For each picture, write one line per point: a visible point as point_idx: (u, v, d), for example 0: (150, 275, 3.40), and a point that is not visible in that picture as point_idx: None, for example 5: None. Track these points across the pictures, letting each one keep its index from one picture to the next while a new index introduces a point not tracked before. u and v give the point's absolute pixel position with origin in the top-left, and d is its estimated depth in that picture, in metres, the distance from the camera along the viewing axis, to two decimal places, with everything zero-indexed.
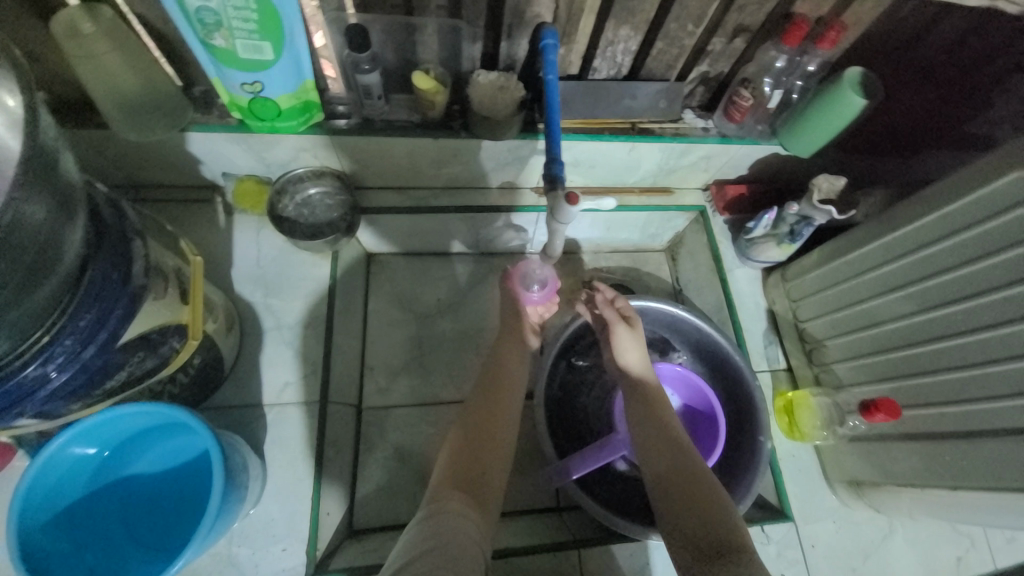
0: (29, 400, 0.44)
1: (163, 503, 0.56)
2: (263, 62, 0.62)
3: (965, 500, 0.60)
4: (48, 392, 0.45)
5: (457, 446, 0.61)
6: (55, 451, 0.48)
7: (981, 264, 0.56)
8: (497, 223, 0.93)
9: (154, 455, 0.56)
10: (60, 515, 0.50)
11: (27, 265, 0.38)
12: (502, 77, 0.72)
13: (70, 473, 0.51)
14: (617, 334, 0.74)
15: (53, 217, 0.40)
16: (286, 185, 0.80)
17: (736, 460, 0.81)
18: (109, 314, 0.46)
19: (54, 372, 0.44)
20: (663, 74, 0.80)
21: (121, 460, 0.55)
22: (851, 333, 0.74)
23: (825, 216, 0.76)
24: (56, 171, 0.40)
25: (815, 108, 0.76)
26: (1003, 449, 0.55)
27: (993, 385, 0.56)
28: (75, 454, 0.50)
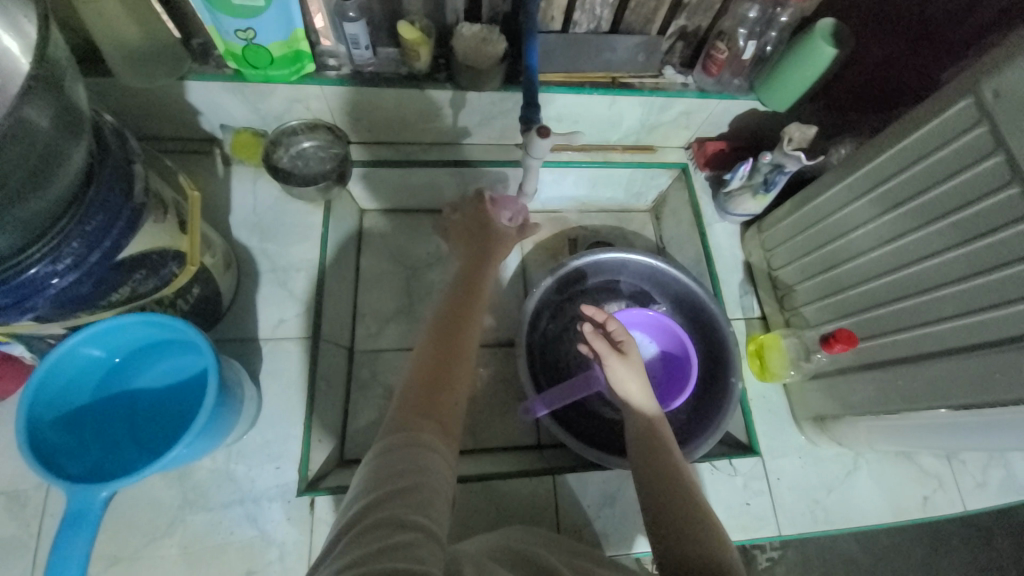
0: (37, 297, 0.49)
1: (163, 412, 0.61)
2: (255, 8, 0.65)
3: (921, 421, 0.64)
4: (55, 291, 0.50)
5: (424, 368, 0.59)
6: (69, 348, 0.53)
7: (932, 193, 0.59)
8: (484, 178, 0.96)
9: (155, 368, 0.61)
10: (69, 412, 0.55)
11: (32, 167, 0.42)
12: (484, 29, 0.75)
13: (76, 376, 0.56)
14: (611, 368, 0.65)
15: (59, 128, 0.44)
16: (281, 136, 0.84)
17: (707, 401, 0.86)
18: (116, 229, 0.51)
19: (61, 273, 0.49)
20: (643, 28, 0.82)
21: (125, 369, 0.60)
22: (818, 275, 0.78)
23: (796, 163, 0.80)
24: (64, 89, 0.44)
25: (790, 59, 0.79)
26: (945, 366, 0.58)
27: (938, 308, 0.60)
28: (85, 356, 0.55)
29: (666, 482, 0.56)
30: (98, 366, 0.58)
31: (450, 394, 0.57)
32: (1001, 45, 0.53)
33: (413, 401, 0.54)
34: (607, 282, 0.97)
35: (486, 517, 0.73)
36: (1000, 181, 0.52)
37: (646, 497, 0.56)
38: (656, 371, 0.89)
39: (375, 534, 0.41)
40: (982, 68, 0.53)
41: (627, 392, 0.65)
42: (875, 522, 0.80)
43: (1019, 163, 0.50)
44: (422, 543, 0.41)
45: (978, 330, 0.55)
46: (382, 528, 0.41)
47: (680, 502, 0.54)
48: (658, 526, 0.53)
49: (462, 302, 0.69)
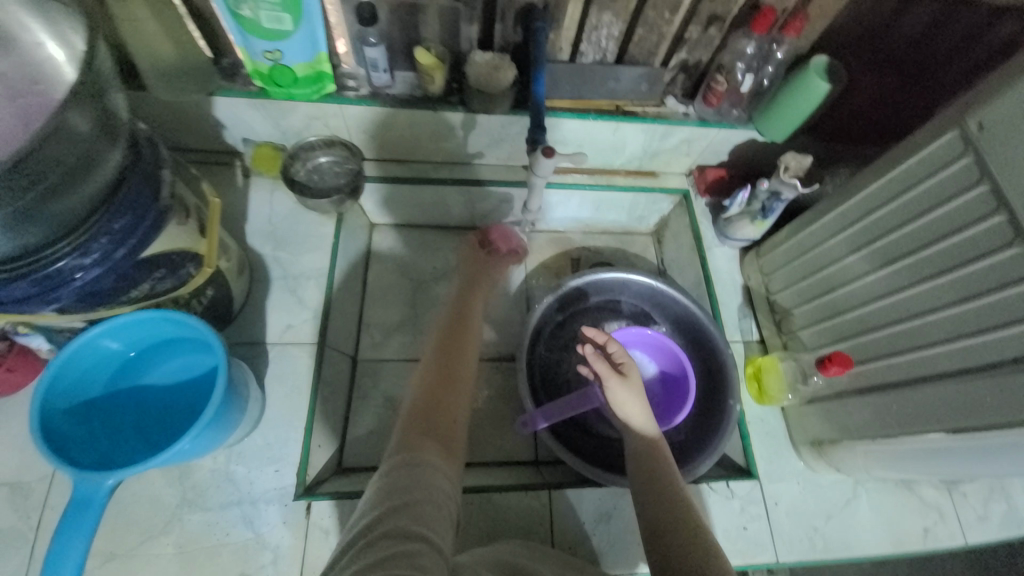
0: (61, 289, 0.51)
1: (170, 410, 0.62)
2: (284, 32, 0.70)
3: (914, 446, 0.64)
4: (78, 284, 0.52)
5: (425, 385, 0.61)
6: (87, 339, 0.55)
7: (920, 221, 0.61)
8: (491, 198, 1.00)
9: (166, 365, 0.63)
10: (81, 402, 0.57)
11: (71, 168, 0.45)
12: (496, 57, 0.79)
13: (92, 366, 0.58)
14: (611, 391, 0.65)
15: (95, 131, 0.47)
16: (298, 151, 0.88)
17: (705, 422, 0.86)
18: (141, 230, 0.54)
19: (87, 267, 0.52)
20: (646, 60, 0.87)
21: (138, 363, 0.62)
22: (814, 299, 0.79)
23: (792, 190, 0.83)
24: (104, 97, 0.48)
25: (785, 92, 0.82)
26: (938, 391, 0.59)
27: (930, 332, 0.61)
28: (101, 347, 0.58)
29: (667, 499, 0.56)
30: (112, 358, 0.60)
31: (450, 411, 0.58)
32: (985, 81, 0.56)
33: (416, 420, 0.56)
34: (608, 301, 0.98)
35: (481, 530, 0.73)
36: (986, 209, 0.54)
37: (648, 514, 0.56)
38: (654, 391, 0.89)
39: (380, 546, 0.42)
40: (968, 102, 0.56)
41: (627, 415, 0.66)
42: (874, 552, 0.78)
43: (1003, 192, 0.52)
44: (425, 553, 0.42)
45: (970, 353, 0.56)
46: (389, 539, 0.42)
47: (682, 517, 0.54)
48: (659, 549, 0.52)
49: (456, 326, 0.74)
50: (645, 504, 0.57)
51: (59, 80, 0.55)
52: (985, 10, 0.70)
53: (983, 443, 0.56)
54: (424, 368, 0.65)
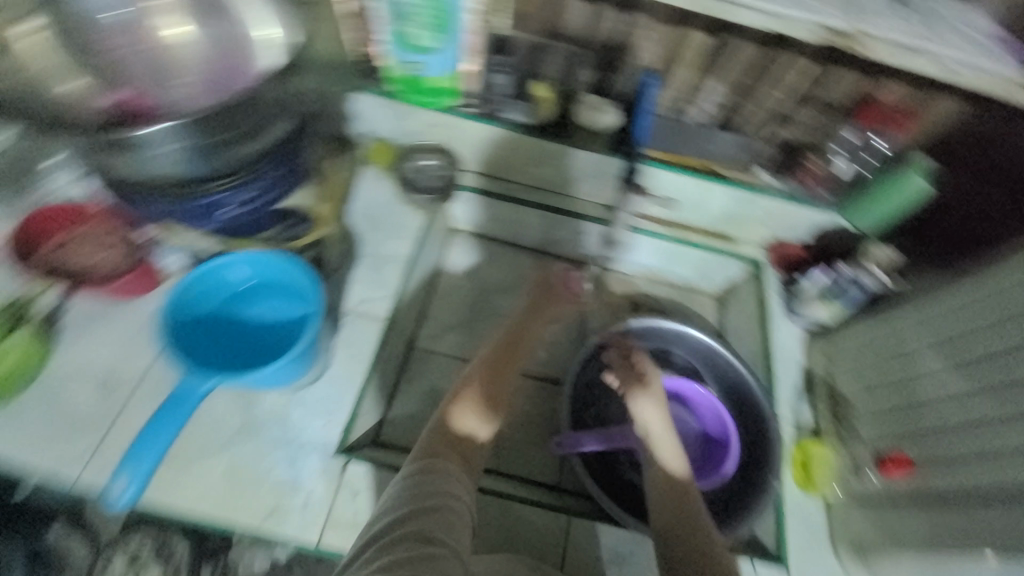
0: (216, 213, 0.64)
1: (258, 344, 0.69)
2: (429, 48, 0.81)
3: (959, 566, 0.60)
4: (228, 212, 0.64)
5: (478, 369, 0.67)
6: (217, 266, 0.66)
7: (1005, 331, 0.64)
8: (568, 227, 1.05)
9: (266, 305, 0.71)
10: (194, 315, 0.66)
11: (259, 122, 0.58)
12: (602, 102, 0.89)
13: (210, 287, 0.67)
14: (640, 410, 0.68)
15: (273, 103, 0.58)
16: (410, 151, 0.98)
17: (742, 495, 0.82)
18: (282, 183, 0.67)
19: (238, 200, 0.63)
20: (746, 130, 0.91)
21: (245, 296, 0.69)
22: (881, 388, 0.82)
23: (875, 279, 0.85)
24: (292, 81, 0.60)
25: (879, 185, 0.84)
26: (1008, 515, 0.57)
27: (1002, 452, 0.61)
28: (224, 272, 0.67)
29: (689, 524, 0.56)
30: (227, 285, 0.69)
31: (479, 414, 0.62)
32: None
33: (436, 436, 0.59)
34: (660, 350, 0.98)
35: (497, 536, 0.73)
36: None
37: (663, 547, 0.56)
38: (693, 447, 0.90)
39: (397, 547, 0.46)
40: None
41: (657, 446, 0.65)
42: None
43: None
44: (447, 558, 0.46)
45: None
46: (410, 541, 0.46)
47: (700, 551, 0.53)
48: None
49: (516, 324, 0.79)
50: (672, 548, 0.54)
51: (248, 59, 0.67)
52: None
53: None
54: (481, 355, 0.70)
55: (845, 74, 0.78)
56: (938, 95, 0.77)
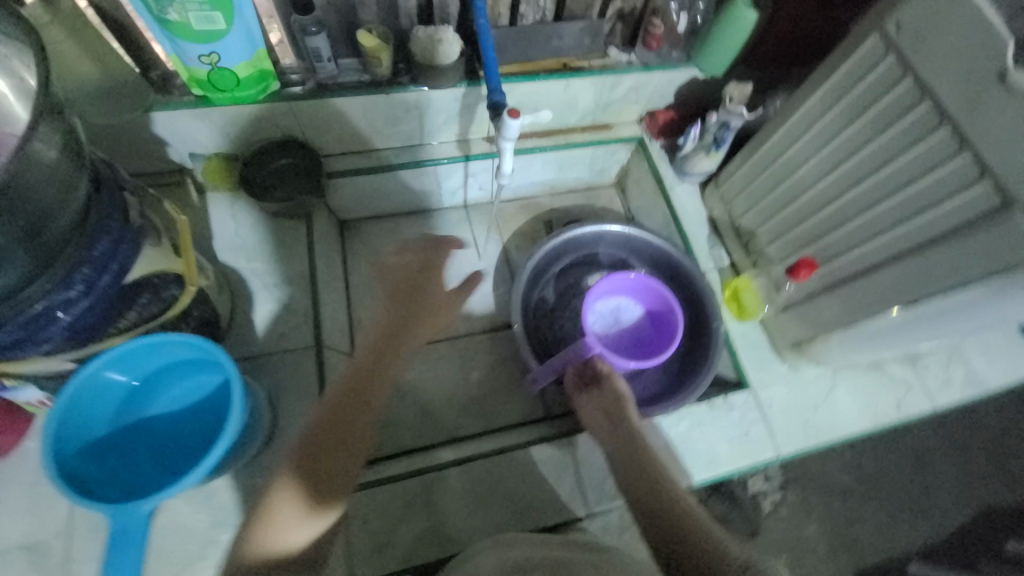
0: (49, 328, 0.50)
1: (187, 430, 0.63)
2: (217, 33, 0.67)
3: (868, 330, 0.74)
4: (64, 324, 0.51)
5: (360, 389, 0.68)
6: (89, 374, 0.54)
7: (875, 142, 0.67)
8: (456, 175, 1.01)
9: (170, 391, 0.63)
10: (91, 470, 0.55)
11: (33, 213, 0.42)
12: (438, 31, 0.78)
13: (92, 442, 0.58)
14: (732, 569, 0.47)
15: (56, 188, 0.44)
16: (254, 157, 0.86)
17: (696, 348, 0.92)
18: (61, 240, 0.46)
19: (64, 307, 0.50)
20: (585, 13, 0.88)
21: (138, 415, 0.61)
22: (774, 212, 0.86)
23: (739, 118, 0.87)
24: (38, 128, 0.41)
25: (717, 27, 0.85)
26: (930, 258, 0.62)
27: (923, 232, 0.63)
28: (86, 409, 0.56)
29: None
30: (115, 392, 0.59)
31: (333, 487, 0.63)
32: None
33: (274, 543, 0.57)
34: (585, 255, 1.01)
35: None
36: (928, 128, 0.60)
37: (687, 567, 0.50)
38: (647, 330, 0.95)
39: None
40: (887, 5, 0.63)
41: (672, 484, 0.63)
42: (858, 430, 0.86)
43: (925, 84, 0.59)
44: None
45: (988, 253, 0.56)
46: None
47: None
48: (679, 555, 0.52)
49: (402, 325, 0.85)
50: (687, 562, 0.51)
51: (11, 121, 0.52)
52: None
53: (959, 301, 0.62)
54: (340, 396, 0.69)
55: None
56: None
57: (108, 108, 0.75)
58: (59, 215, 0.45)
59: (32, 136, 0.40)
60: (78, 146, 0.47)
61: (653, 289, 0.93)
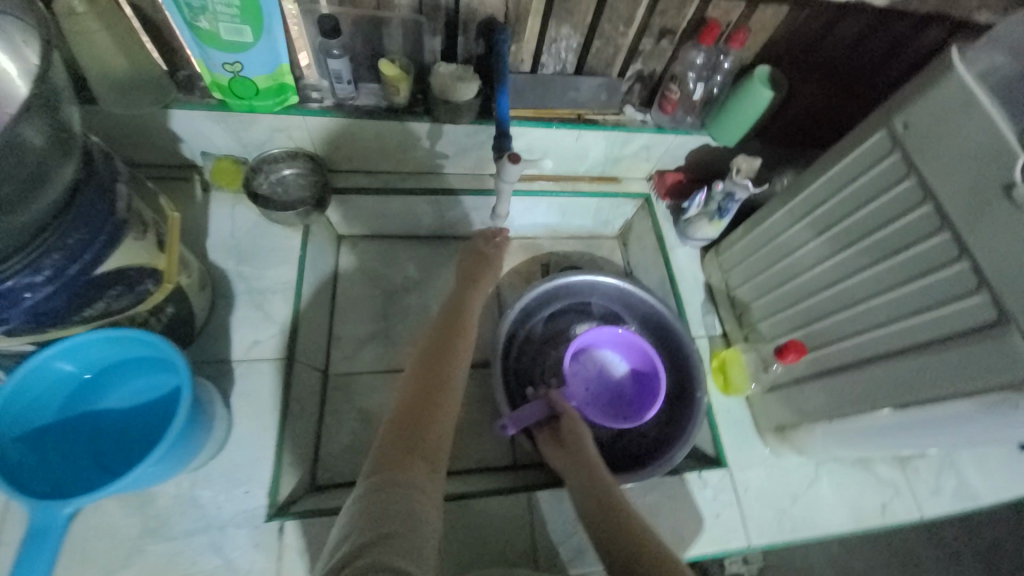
0: (11, 309, 0.49)
1: (134, 429, 0.62)
2: (244, 44, 0.71)
3: (853, 426, 0.71)
4: (28, 306, 0.50)
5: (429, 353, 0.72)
6: (41, 360, 0.54)
7: (874, 237, 0.66)
8: (460, 206, 1.01)
9: (122, 387, 0.62)
10: (24, 459, 0.53)
11: (14, 196, 0.43)
12: (460, 69, 0.81)
13: (33, 430, 0.56)
14: None
15: (41, 172, 0.44)
16: (261, 164, 0.87)
17: (677, 416, 0.89)
18: (33, 224, 0.46)
19: (30, 290, 0.49)
20: (605, 70, 0.89)
21: (84, 409, 0.60)
22: (769, 290, 0.84)
23: (745, 191, 0.87)
24: (33, 116, 0.42)
25: (732, 101, 0.86)
26: (919, 362, 0.60)
27: (914, 335, 0.61)
28: (31, 394, 0.55)
29: None
30: (66, 380, 0.58)
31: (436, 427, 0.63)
32: (910, 85, 0.63)
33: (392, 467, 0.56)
34: (577, 303, 1.00)
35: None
36: (928, 231, 0.59)
37: None
38: (629, 388, 0.92)
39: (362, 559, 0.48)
40: (896, 104, 0.63)
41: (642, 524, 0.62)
42: (838, 530, 0.81)
43: (929, 187, 0.59)
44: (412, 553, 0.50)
45: (979, 367, 0.54)
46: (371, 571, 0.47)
47: None
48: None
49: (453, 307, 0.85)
50: None
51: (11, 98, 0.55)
52: (913, 22, 0.76)
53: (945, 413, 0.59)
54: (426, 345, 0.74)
55: None
56: (763, 4, 0.77)
57: (131, 100, 0.77)
58: (37, 200, 0.45)
59: (21, 122, 0.41)
60: (70, 135, 0.47)
61: (634, 347, 0.91)
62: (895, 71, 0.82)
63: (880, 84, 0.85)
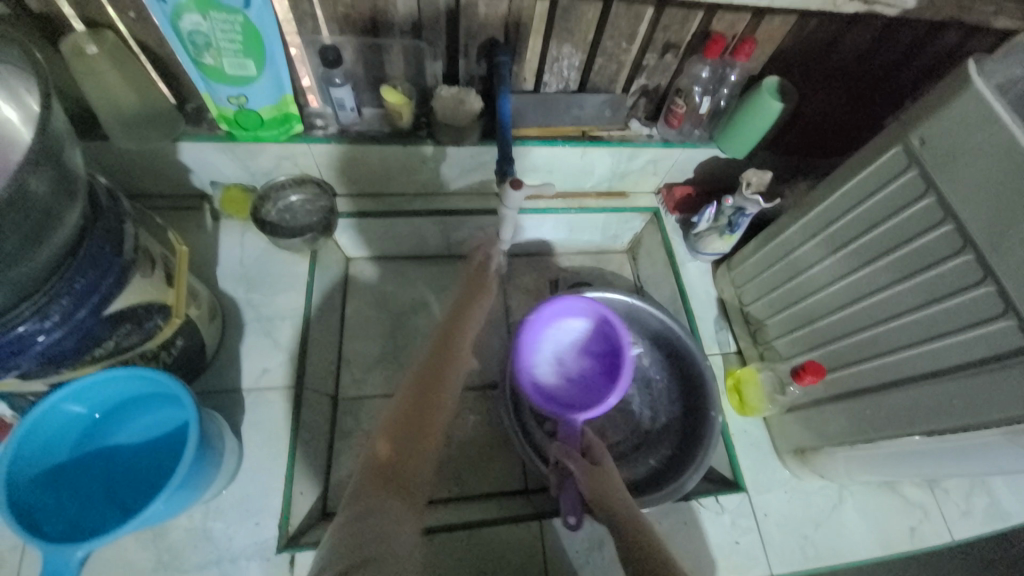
0: (21, 355, 0.50)
1: (146, 463, 0.62)
2: (248, 78, 0.72)
3: (878, 451, 0.68)
4: (38, 350, 0.51)
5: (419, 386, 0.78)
6: (52, 403, 0.55)
7: (892, 256, 0.63)
8: (466, 226, 1.01)
9: (132, 423, 0.63)
10: (39, 500, 0.54)
11: (22, 244, 0.43)
12: (462, 91, 0.80)
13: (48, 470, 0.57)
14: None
15: (47, 218, 0.45)
16: (269, 191, 0.87)
17: (692, 438, 0.86)
18: (42, 269, 0.47)
19: (41, 334, 0.50)
20: (608, 86, 0.88)
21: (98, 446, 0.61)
22: (785, 307, 0.82)
23: (755, 206, 0.85)
24: (34, 167, 0.42)
25: (741, 113, 0.84)
26: (946, 387, 0.57)
27: (940, 358, 0.59)
28: (46, 435, 0.56)
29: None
30: (79, 419, 0.59)
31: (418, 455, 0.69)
32: (926, 97, 0.60)
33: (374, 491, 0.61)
34: None
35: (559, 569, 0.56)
36: (950, 250, 0.57)
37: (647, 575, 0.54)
38: (600, 346, 0.86)
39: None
40: (912, 118, 0.60)
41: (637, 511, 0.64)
42: (863, 555, 0.78)
43: (950, 205, 0.56)
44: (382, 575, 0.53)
45: (1012, 395, 0.51)
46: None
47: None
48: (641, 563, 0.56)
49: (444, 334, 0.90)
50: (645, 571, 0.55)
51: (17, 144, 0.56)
52: (925, 27, 0.73)
53: (976, 440, 0.57)
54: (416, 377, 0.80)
55: (682, 13, 0.76)
56: (768, 16, 0.75)
57: (140, 134, 0.78)
58: (44, 246, 0.46)
59: (26, 173, 0.42)
60: (75, 180, 0.48)
61: (560, 320, 0.86)
62: (908, 77, 0.80)
63: (892, 91, 0.83)
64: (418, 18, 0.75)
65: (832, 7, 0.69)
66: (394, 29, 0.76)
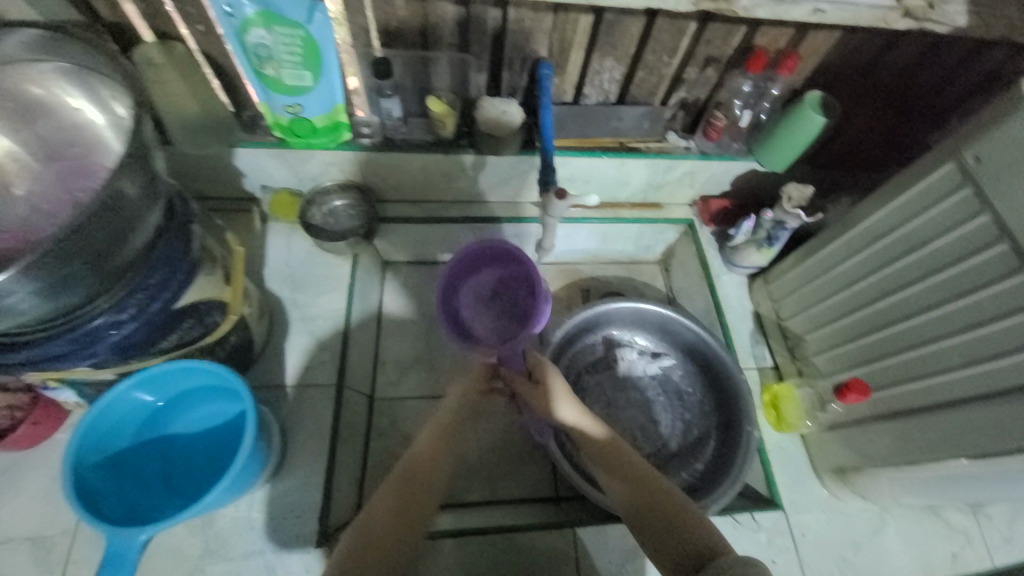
0: (97, 344, 0.53)
1: (200, 454, 0.65)
2: (304, 88, 0.75)
3: (925, 473, 0.66)
4: (112, 340, 0.54)
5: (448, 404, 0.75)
6: (119, 392, 0.58)
7: (945, 273, 0.62)
8: (501, 233, 1.02)
9: (189, 414, 0.66)
10: (103, 485, 0.57)
11: (108, 240, 0.47)
12: (502, 102, 0.82)
13: (111, 456, 0.60)
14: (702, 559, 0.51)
15: (128, 219, 0.48)
16: (315, 196, 0.91)
17: (728, 453, 0.85)
18: (121, 266, 0.50)
19: (115, 326, 0.53)
20: (648, 99, 0.89)
21: (156, 433, 0.65)
22: (826, 322, 0.81)
23: (796, 220, 0.84)
24: (122, 170, 0.46)
25: (781, 126, 0.84)
26: (1001, 411, 0.56)
27: (996, 380, 0.57)
28: (112, 423, 0.59)
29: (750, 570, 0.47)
30: (142, 409, 0.62)
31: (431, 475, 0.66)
32: (980, 113, 0.59)
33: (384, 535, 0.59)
34: (619, 331, 0.98)
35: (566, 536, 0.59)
36: (1008, 269, 0.55)
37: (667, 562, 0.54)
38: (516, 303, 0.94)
39: None
40: (965, 134, 0.59)
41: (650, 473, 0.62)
42: None
43: (1006, 223, 0.55)
44: None
45: None
46: None
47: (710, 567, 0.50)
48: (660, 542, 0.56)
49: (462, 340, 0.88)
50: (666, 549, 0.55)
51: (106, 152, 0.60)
52: (973, 45, 0.72)
53: None
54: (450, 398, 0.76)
55: (725, 29, 0.76)
56: (813, 31, 0.75)
57: (201, 139, 0.82)
58: (126, 244, 0.49)
59: (115, 176, 0.45)
60: (155, 183, 0.52)
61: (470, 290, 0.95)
62: (953, 96, 0.78)
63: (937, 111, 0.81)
64: (466, 32, 0.77)
65: (882, 23, 0.69)
66: (442, 42, 0.79)
